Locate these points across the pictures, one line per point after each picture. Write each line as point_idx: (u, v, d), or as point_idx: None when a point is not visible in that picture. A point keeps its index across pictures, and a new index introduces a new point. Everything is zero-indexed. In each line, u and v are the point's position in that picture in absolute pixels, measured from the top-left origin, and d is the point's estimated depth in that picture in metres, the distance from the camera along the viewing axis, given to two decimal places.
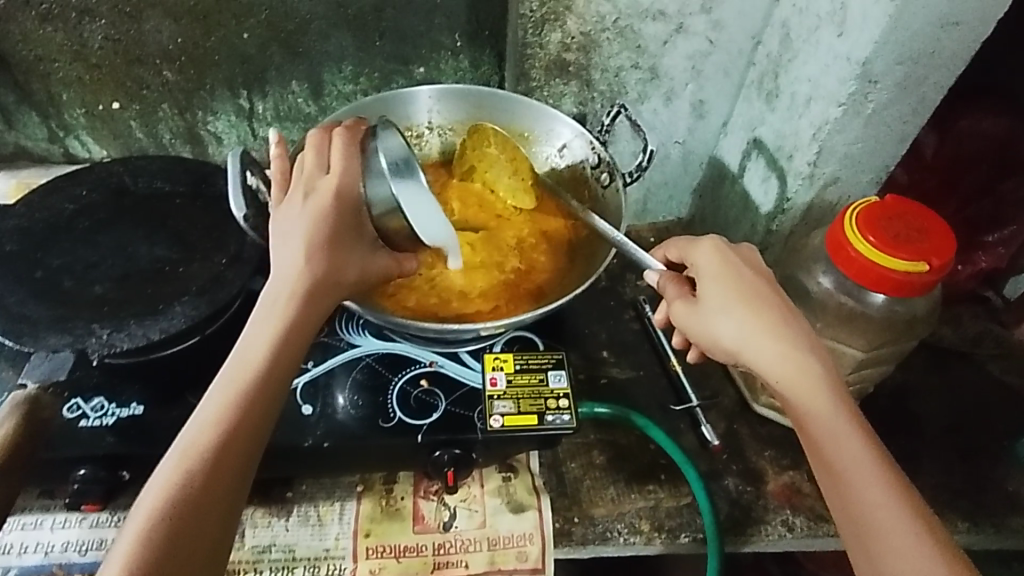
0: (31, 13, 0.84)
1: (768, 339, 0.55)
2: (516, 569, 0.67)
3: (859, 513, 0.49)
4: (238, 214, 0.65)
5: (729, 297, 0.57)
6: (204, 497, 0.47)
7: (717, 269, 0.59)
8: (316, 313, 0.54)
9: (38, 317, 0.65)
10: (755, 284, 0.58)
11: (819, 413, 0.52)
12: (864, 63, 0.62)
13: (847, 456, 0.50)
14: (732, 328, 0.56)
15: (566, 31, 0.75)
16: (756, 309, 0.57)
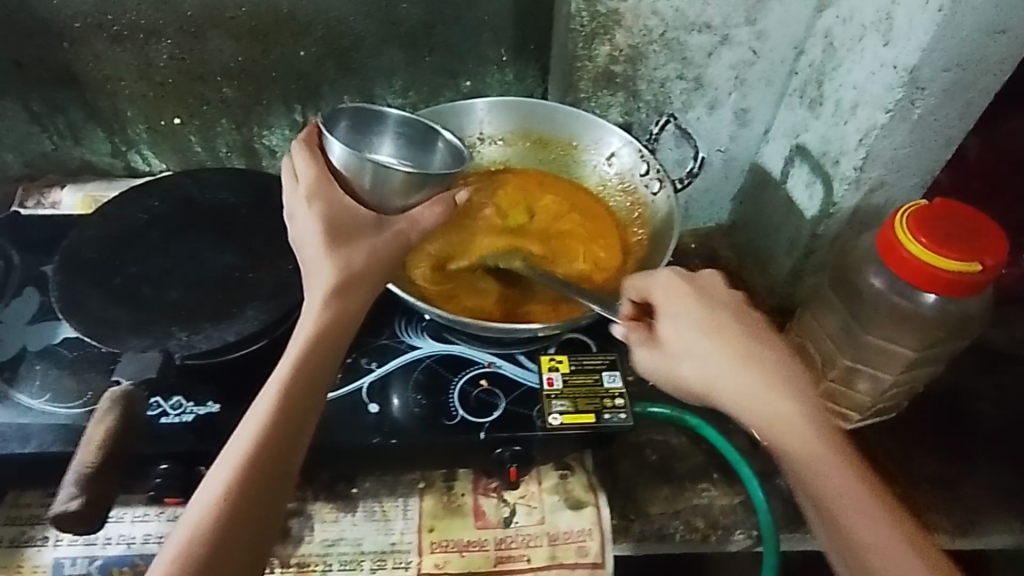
0: (103, 35, 0.89)
1: (736, 372, 0.55)
2: (577, 563, 0.69)
3: (859, 555, 0.48)
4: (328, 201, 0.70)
5: (695, 333, 0.58)
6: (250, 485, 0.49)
7: (677, 301, 0.60)
8: (349, 311, 0.57)
9: (118, 320, 0.68)
10: (718, 314, 0.58)
11: (800, 453, 0.51)
12: (911, 70, 0.64)
13: (833, 495, 0.49)
14: (697, 363, 0.57)
15: (614, 44, 0.78)
16: (725, 342, 0.57)
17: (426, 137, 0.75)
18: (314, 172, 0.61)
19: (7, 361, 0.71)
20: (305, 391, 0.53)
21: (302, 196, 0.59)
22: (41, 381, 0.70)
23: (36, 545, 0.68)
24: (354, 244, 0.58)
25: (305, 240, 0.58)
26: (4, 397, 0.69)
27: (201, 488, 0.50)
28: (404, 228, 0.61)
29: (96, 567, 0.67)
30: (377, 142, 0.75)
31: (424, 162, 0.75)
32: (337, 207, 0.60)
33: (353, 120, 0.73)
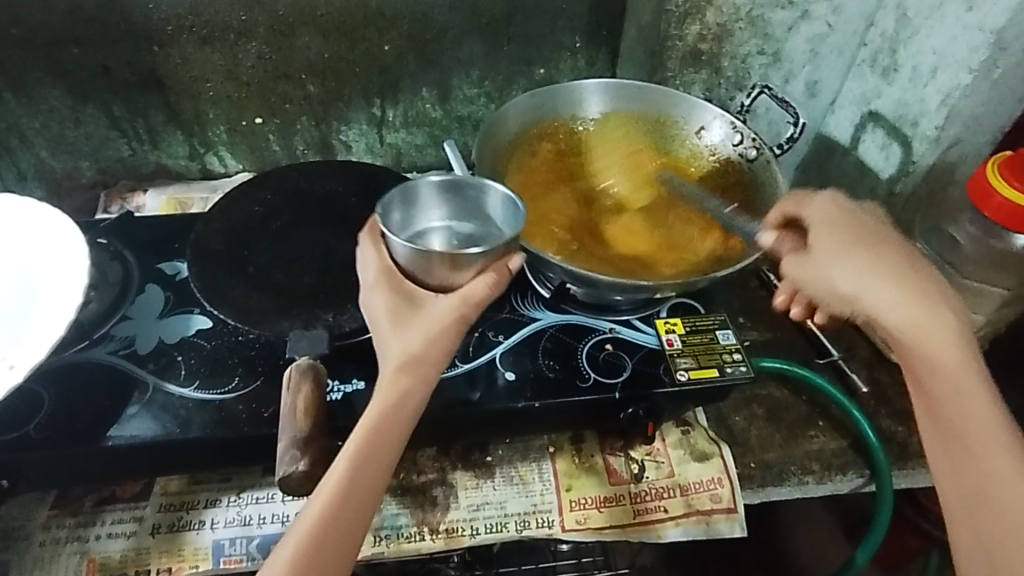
0: (193, 37, 0.90)
1: (885, 287, 0.59)
2: (713, 509, 0.73)
3: (976, 482, 0.55)
4: (430, 223, 0.73)
5: (844, 247, 0.61)
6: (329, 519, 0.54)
7: (832, 220, 0.63)
8: (418, 378, 0.58)
9: (263, 306, 0.71)
10: (864, 232, 0.62)
11: (947, 384, 0.57)
12: (998, 31, 0.69)
13: (965, 424, 0.56)
14: (849, 275, 0.61)
15: (704, 23, 0.95)
16: (878, 266, 0.60)
17: (469, 188, 0.72)
18: (379, 262, 0.62)
19: (148, 354, 0.73)
20: (384, 447, 0.56)
21: (368, 286, 0.62)
22: (186, 369, 0.72)
23: (194, 529, 0.70)
24: (412, 327, 0.59)
25: (376, 327, 0.61)
26: (154, 387, 0.70)
27: (297, 518, 0.55)
28: (457, 304, 0.59)
29: (255, 547, 0.69)
30: (428, 209, 0.73)
31: (479, 212, 0.73)
32: (401, 294, 0.61)
33: (400, 203, 0.71)
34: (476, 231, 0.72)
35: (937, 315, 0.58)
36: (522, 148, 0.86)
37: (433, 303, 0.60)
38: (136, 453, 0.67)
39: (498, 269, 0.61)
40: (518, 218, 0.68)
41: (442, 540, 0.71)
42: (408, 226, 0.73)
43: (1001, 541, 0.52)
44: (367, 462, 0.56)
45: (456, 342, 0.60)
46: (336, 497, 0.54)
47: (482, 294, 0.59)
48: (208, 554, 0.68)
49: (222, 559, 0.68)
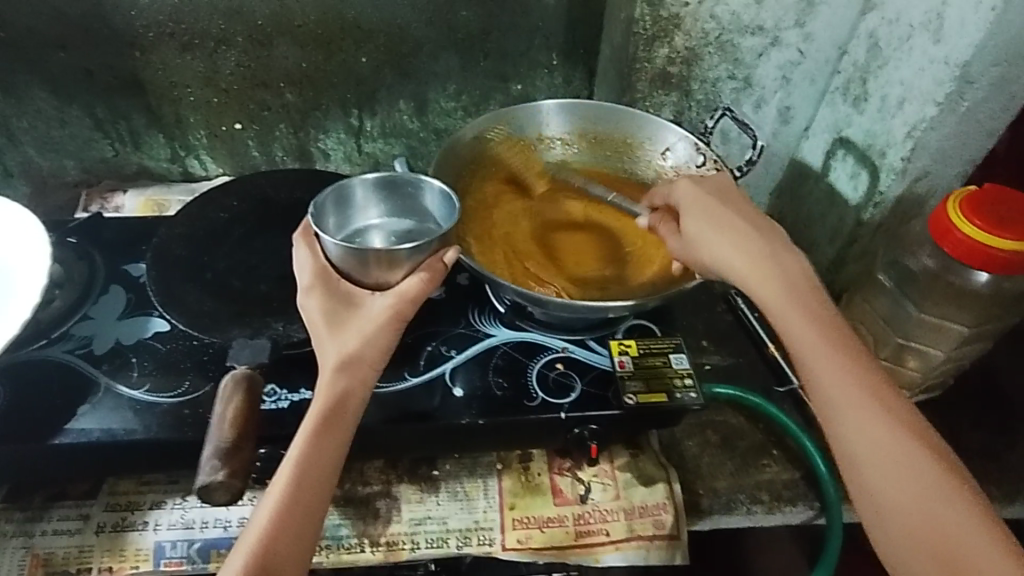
0: (173, 44, 0.92)
1: (722, 242, 0.64)
2: (655, 535, 0.72)
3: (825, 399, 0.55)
4: (367, 220, 0.76)
5: (711, 217, 0.66)
6: (285, 514, 0.54)
7: (685, 190, 0.70)
8: (357, 378, 0.60)
9: (216, 313, 0.72)
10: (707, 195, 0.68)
11: (789, 316, 0.59)
12: (964, 66, 0.68)
13: (810, 347, 0.57)
14: (698, 236, 0.66)
15: (673, 46, 0.91)
16: (724, 224, 0.65)
17: (403, 186, 0.75)
18: (312, 262, 0.64)
19: (104, 355, 0.74)
20: (331, 445, 0.57)
21: (303, 287, 0.64)
22: (139, 371, 0.73)
23: (137, 529, 0.71)
24: (349, 328, 0.62)
25: (314, 332, 0.62)
26: (105, 388, 0.71)
27: (247, 526, 0.54)
28: (393, 302, 0.62)
29: (196, 550, 0.70)
30: (365, 209, 0.76)
31: (416, 209, 0.76)
32: (337, 295, 0.64)
33: (336, 205, 0.74)
34: (414, 227, 0.75)
35: (776, 257, 0.62)
36: (476, 170, 0.87)
37: (370, 302, 0.63)
38: (82, 454, 0.68)
39: (434, 266, 0.65)
40: (451, 214, 0.71)
41: (382, 553, 0.71)
42: (345, 226, 0.75)
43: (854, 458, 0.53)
44: (311, 468, 0.56)
45: (392, 341, 0.63)
46: (284, 503, 0.54)
47: (417, 290, 0.63)
48: (149, 556, 0.69)
49: (163, 561, 0.69)
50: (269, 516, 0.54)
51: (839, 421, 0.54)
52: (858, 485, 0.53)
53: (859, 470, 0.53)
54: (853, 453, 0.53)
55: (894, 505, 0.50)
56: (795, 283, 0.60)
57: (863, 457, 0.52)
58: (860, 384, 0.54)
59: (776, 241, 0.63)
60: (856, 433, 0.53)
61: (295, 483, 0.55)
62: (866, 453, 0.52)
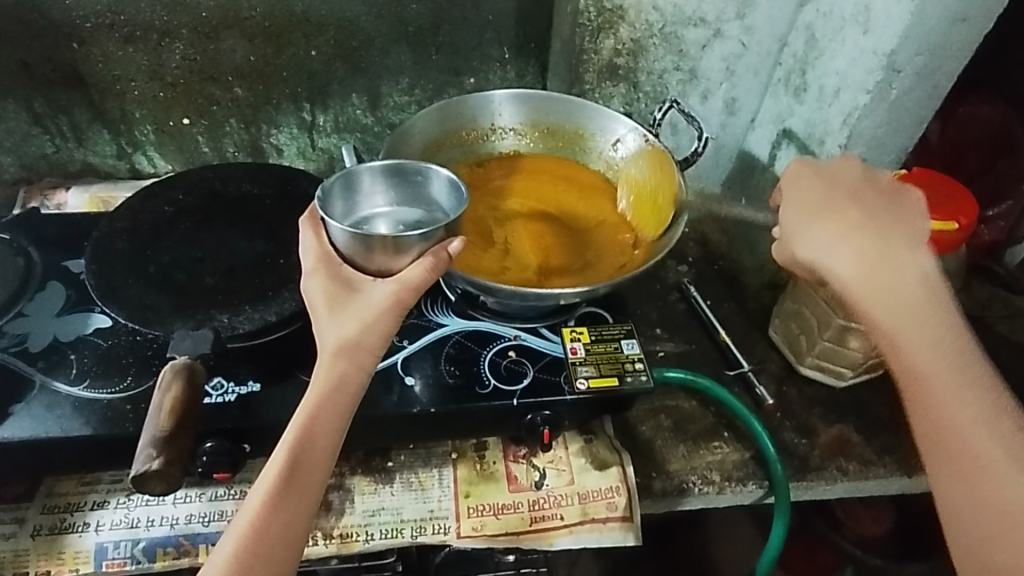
0: (115, 36, 0.90)
1: (846, 250, 0.58)
2: (608, 518, 0.73)
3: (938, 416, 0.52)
4: (382, 207, 0.73)
5: (809, 217, 0.61)
6: (276, 514, 0.54)
7: (800, 187, 0.63)
8: (353, 367, 0.57)
9: (159, 306, 0.71)
10: (824, 196, 0.62)
11: (913, 329, 0.55)
12: (890, 54, 0.71)
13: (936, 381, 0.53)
14: (816, 242, 0.60)
15: (618, 38, 0.93)
16: (840, 222, 0.60)
17: (412, 174, 0.73)
18: (318, 247, 0.62)
19: (40, 352, 0.72)
20: (324, 440, 0.56)
21: (306, 271, 0.62)
22: (77, 368, 0.71)
23: (77, 531, 0.68)
24: (349, 312, 0.58)
25: (314, 314, 0.60)
26: (41, 385, 0.69)
27: (238, 513, 0.55)
28: (394, 290, 0.58)
29: (140, 549, 0.68)
30: (371, 196, 0.73)
31: (424, 198, 0.74)
32: (339, 279, 0.61)
33: (343, 191, 0.71)
34: (423, 217, 0.72)
35: (896, 262, 0.57)
36: (430, 160, 0.87)
37: (371, 288, 0.59)
38: (16, 453, 0.65)
39: (438, 254, 0.60)
40: (464, 202, 0.69)
41: (335, 545, 0.70)
42: (351, 214, 0.72)
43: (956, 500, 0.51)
44: (302, 465, 0.55)
45: (396, 327, 0.59)
46: (272, 496, 0.54)
47: (420, 279, 0.58)
48: (90, 557, 0.67)
49: (104, 563, 0.67)
50: (258, 509, 0.54)
51: (959, 461, 0.51)
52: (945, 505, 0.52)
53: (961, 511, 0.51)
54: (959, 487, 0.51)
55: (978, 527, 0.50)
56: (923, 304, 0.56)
57: (961, 489, 0.50)
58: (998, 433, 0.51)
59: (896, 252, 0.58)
60: (968, 478, 0.50)
61: (286, 476, 0.54)
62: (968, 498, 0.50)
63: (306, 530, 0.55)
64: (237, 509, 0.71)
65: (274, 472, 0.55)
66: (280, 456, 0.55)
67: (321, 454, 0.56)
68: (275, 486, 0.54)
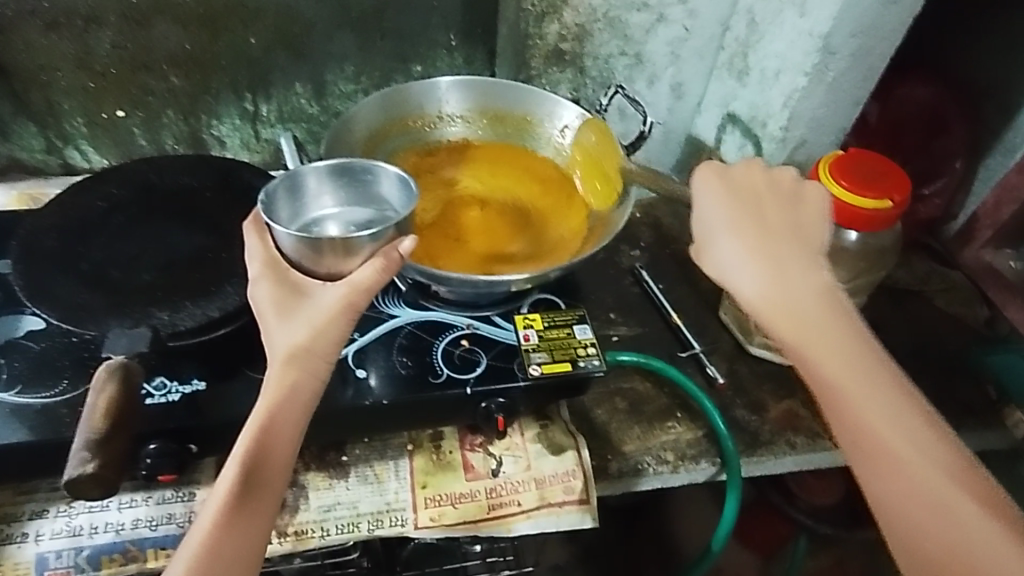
0: (36, 23, 0.86)
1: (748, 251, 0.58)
2: (565, 501, 0.74)
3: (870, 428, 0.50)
4: (330, 208, 0.72)
5: (723, 227, 0.60)
6: (233, 524, 0.52)
7: (713, 193, 0.62)
8: (306, 373, 0.56)
9: (93, 305, 0.68)
10: (730, 200, 0.61)
11: (816, 338, 0.54)
12: (825, 36, 0.73)
13: (840, 382, 0.52)
14: (725, 254, 0.59)
15: (563, 23, 0.94)
16: (758, 222, 0.59)
17: (359, 172, 0.71)
18: (263, 251, 0.62)
19: None
20: (280, 446, 0.55)
21: (252, 277, 0.61)
22: (8, 373, 0.67)
23: (15, 542, 0.66)
24: (297, 318, 0.58)
25: (262, 320, 0.59)
26: None
27: (191, 527, 0.52)
28: (344, 293, 0.57)
29: (84, 558, 0.66)
30: (318, 197, 0.71)
31: (374, 197, 0.72)
32: (287, 285, 0.60)
33: (287, 193, 0.69)
34: (374, 216, 0.71)
35: (793, 272, 0.57)
36: (373, 149, 0.86)
37: (320, 292, 0.59)
38: None
39: (388, 254, 0.58)
40: (413, 197, 0.68)
41: (290, 543, 0.69)
42: (298, 217, 0.70)
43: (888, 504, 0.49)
44: (254, 480, 0.53)
45: (347, 333, 0.58)
46: (222, 515, 0.51)
47: (371, 280, 0.57)
48: (30, 568, 0.64)
49: (46, 573, 0.64)
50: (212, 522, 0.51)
51: (879, 462, 0.50)
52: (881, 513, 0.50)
53: (896, 514, 0.49)
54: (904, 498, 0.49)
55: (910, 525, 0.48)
56: (828, 304, 0.55)
57: (886, 491, 0.49)
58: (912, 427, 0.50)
59: (795, 257, 0.57)
60: (892, 480, 0.49)
61: (241, 486, 0.52)
62: (896, 500, 0.49)
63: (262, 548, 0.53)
64: (186, 512, 0.69)
65: (226, 492, 0.52)
66: (233, 467, 0.53)
67: (275, 469, 0.54)
68: (227, 505, 0.52)
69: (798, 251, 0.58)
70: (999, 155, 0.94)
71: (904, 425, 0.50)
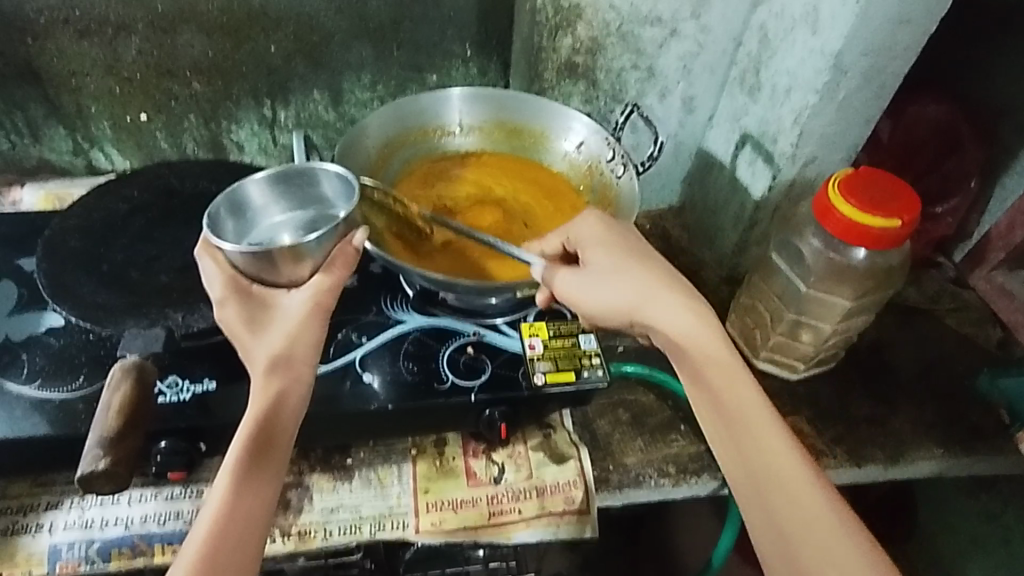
0: (69, 30, 0.89)
1: (628, 267, 0.67)
2: (565, 511, 0.75)
3: (761, 467, 0.59)
4: (278, 217, 0.75)
5: (620, 257, 0.68)
6: (234, 518, 0.53)
7: (596, 236, 0.70)
8: (292, 379, 0.59)
9: (112, 304, 0.71)
10: (618, 243, 0.69)
11: (714, 375, 0.63)
12: (837, 55, 0.72)
13: (738, 408, 0.62)
14: (601, 260, 0.68)
15: (576, 36, 0.90)
16: (622, 255, 0.68)
17: (297, 176, 0.73)
18: (221, 272, 0.63)
19: None
20: (273, 445, 0.57)
21: (216, 300, 0.62)
22: (29, 368, 0.69)
23: (30, 533, 0.68)
24: (271, 329, 0.61)
25: (235, 340, 0.62)
26: None
27: (193, 528, 0.54)
28: (312, 297, 0.62)
29: (95, 550, 0.67)
30: (265, 208, 0.74)
31: (317, 197, 0.75)
32: (253, 301, 0.63)
33: (230, 212, 0.72)
34: (318, 215, 0.74)
35: (658, 290, 0.65)
36: (388, 157, 0.88)
37: (287, 301, 0.63)
38: None
39: (344, 253, 0.65)
40: (354, 197, 0.71)
41: (293, 543, 0.71)
42: (252, 231, 0.74)
43: (785, 524, 0.57)
44: (254, 466, 0.55)
45: (321, 333, 0.62)
46: (223, 510, 0.53)
47: (334, 283, 0.63)
48: (43, 559, 0.66)
49: (57, 564, 0.66)
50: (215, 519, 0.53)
51: (769, 488, 0.58)
52: (766, 531, 0.58)
53: (785, 532, 0.57)
54: (777, 510, 0.57)
55: (803, 537, 0.56)
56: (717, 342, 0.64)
57: (781, 510, 0.57)
58: (796, 467, 0.59)
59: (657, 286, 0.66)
60: (782, 504, 0.57)
61: (240, 485, 0.54)
62: (785, 514, 0.57)
63: (269, 520, 0.55)
64: (194, 509, 0.71)
65: (230, 472, 0.55)
66: (229, 466, 0.55)
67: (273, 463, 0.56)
68: (234, 482, 0.54)
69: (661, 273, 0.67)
70: (1016, 175, 0.92)
71: (795, 463, 0.59)
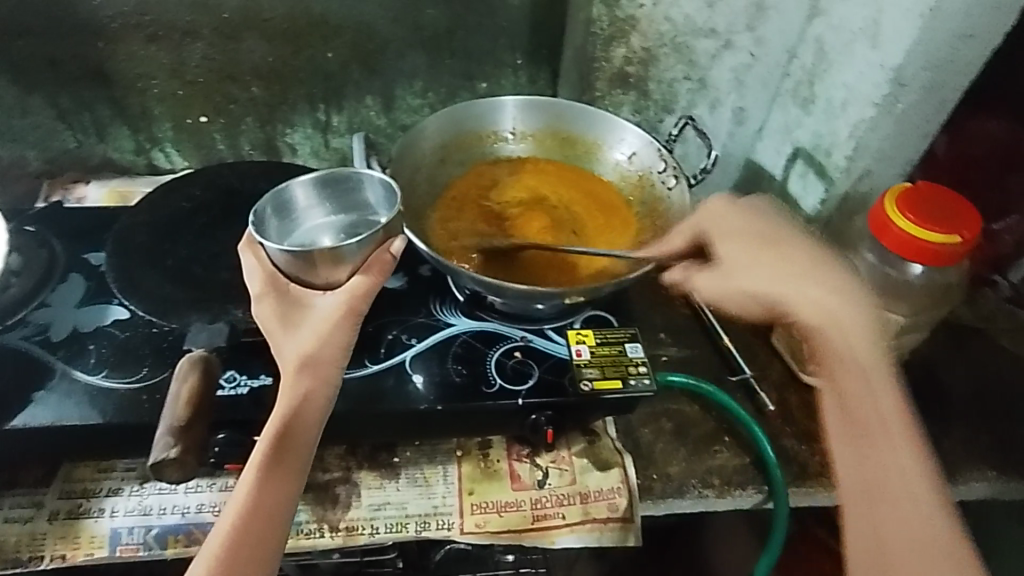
0: (139, 35, 0.92)
1: (764, 263, 0.67)
2: (609, 517, 0.75)
3: (874, 480, 0.59)
4: (320, 219, 0.76)
5: (752, 251, 0.68)
6: (252, 518, 0.55)
7: (736, 228, 0.70)
8: (316, 384, 0.59)
9: (176, 298, 0.75)
10: (766, 233, 0.69)
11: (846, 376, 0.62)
12: (896, 69, 0.72)
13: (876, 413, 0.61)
14: (734, 251, 0.68)
15: (631, 46, 0.97)
16: (761, 247, 0.68)
17: (342, 181, 0.75)
18: (261, 267, 0.64)
19: (61, 341, 0.74)
20: (295, 449, 0.58)
21: (255, 295, 0.64)
22: (96, 357, 0.72)
23: (92, 516, 0.70)
24: (301, 329, 0.61)
25: (269, 337, 0.63)
26: (62, 373, 0.70)
27: (216, 525, 0.56)
28: (344, 300, 0.62)
29: (152, 537, 0.70)
30: (308, 210, 0.76)
31: (359, 203, 0.77)
32: (287, 300, 0.63)
33: (275, 212, 0.74)
34: (358, 221, 0.76)
35: (805, 283, 0.65)
36: (448, 155, 0.90)
37: (320, 302, 0.63)
38: (36, 439, 0.67)
39: (381, 259, 0.65)
40: (395, 202, 0.72)
41: (341, 538, 0.72)
42: (293, 233, 0.75)
43: (890, 530, 0.57)
44: (269, 470, 0.56)
45: (352, 337, 0.62)
46: (246, 510, 0.55)
47: (367, 286, 0.63)
48: (104, 542, 0.69)
49: (118, 548, 0.69)
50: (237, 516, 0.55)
51: (877, 493, 0.59)
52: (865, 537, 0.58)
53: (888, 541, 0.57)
54: (885, 519, 0.58)
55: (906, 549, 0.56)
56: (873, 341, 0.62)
57: (887, 517, 0.57)
58: (906, 478, 0.58)
59: (815, 277, 0.65)
60: (886, 510, 0.58)
61: (259, 487, 0.56)
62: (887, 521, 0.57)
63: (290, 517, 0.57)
64: None
65: (253, 474, 0.56)
66: (251, 468, 0.56)
67: (292, 465, 0.57)
68: (255, 483, 0.56)
69: (808, 266, 0.65)
70: None
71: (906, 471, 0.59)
